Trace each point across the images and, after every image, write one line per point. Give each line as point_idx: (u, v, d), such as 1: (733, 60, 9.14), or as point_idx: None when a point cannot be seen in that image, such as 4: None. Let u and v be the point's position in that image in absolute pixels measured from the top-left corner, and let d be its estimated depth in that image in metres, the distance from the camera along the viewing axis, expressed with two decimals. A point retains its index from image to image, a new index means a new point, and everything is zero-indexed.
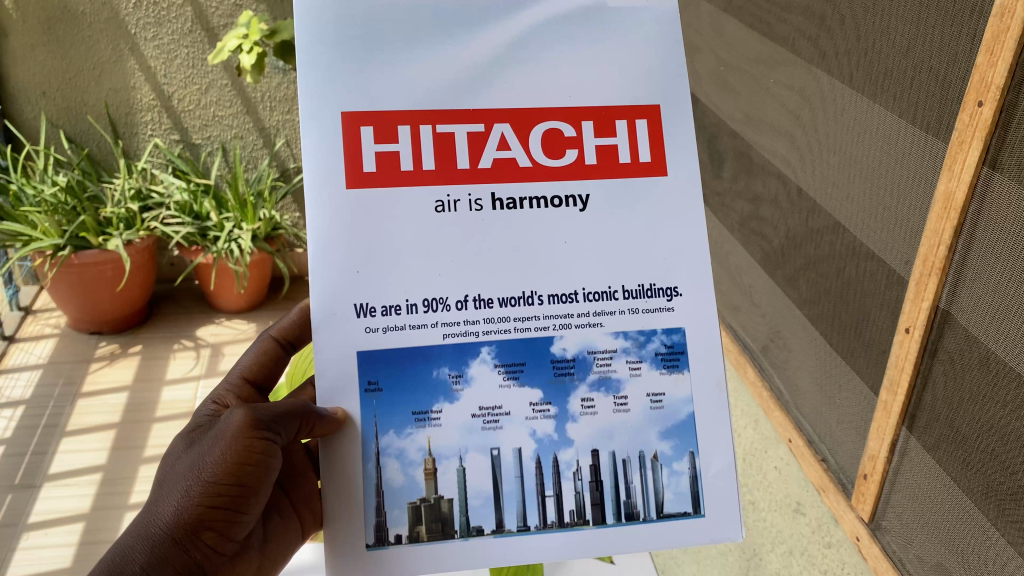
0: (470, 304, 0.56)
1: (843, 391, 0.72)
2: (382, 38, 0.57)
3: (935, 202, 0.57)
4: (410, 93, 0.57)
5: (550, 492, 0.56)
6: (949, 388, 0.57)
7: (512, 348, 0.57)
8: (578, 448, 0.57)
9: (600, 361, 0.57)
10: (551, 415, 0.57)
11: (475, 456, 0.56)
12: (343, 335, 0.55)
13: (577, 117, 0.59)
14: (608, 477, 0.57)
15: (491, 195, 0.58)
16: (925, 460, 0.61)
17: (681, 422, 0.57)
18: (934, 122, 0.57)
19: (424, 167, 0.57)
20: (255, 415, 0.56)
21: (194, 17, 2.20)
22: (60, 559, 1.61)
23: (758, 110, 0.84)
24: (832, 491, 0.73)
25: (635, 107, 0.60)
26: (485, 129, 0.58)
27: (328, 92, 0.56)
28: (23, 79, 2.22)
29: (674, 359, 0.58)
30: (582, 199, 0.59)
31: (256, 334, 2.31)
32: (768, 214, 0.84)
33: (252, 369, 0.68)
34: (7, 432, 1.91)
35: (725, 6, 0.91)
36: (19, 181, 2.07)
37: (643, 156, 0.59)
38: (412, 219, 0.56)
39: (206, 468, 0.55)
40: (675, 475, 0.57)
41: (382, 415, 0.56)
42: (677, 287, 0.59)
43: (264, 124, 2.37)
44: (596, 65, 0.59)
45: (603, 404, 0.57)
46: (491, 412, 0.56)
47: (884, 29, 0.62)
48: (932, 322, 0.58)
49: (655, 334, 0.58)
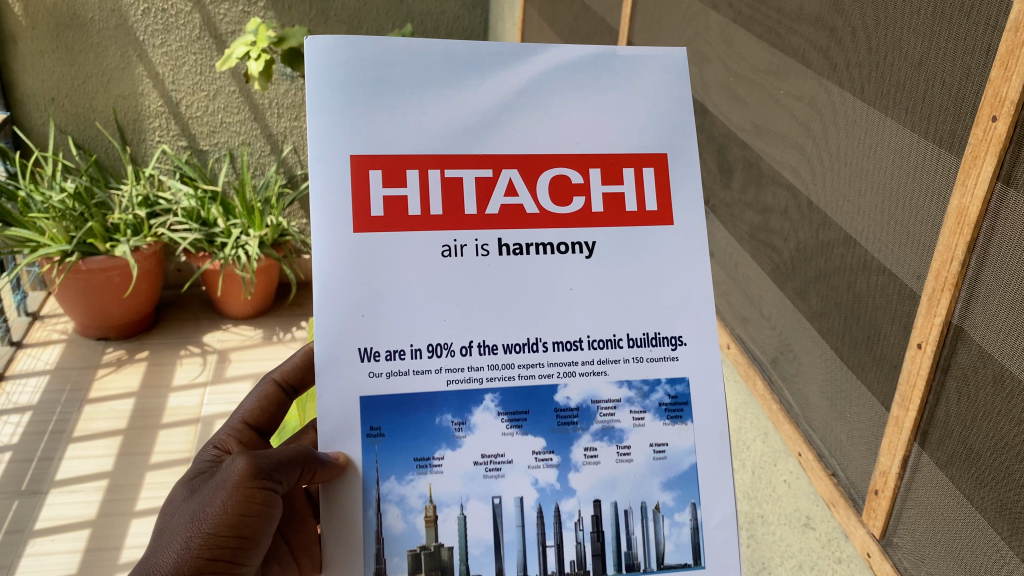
0: (474, 350, 0.57)
1: (854, 406, 0.71)
2: (392, 82, 0.57)
3: (948, 218, 0.56)
4: (419, 137, 0.57)
5: (550, 542, 0.56)
6: (962, 405, 0.56)
7: (515, 396, 0.57)
8: (579, 498, 0.56)
9: (604, 411, 0.57)
10: (554, 465, 0.57)
11: (476, 504, 0.56)
12: (346, 379, 0.55)
13: (586, 164, 0.59)
14: (609, 528, 0.57)
15: (497, 240, 0.57)
16: (936, 475, 0.60)
17: (683, 473, 0.57)
18: (947, 136, 0.56)
19: (431, 213, 0.57)
20: (257, 464, 0.58)
21: (202, 24, 2.23)
22: (66, 566, 1.61)
23: (768, 121, 0.84)
24: (842, 506, 0.72)
25: (644, 155, 0.60)
26: (494, 174, 0.58)
27: (337, 135, 0.56)
28: (32, 86, 2.22)
29: (677, 409, 0.58)
30: (588, 246, 0.58)
31: (262, 340, 2.31)
32: (778, 225, 0.84)
33: (253, 413, 0.68)
34: (14, 438, 1.91)
35: (734, 16, 0.91)
36: (27, 188, 2.09)
37: (649, 205, 0.59)
38: (418, 265, 0.56)
39: (207, 518, 0.55)
40: (675, 526, 0.57)
41: (383, 461, 0.56)
42: (682, 336, 0.58)
43: (272, 130, 2.40)
44: (605, 110, 0.59)
45: (605, 454, 0.57)
46: (494, 460, 0.56)
47: (896, 41, 0.61)
48: (944, 337, 0.58)
49: (660, 383, 0.58)
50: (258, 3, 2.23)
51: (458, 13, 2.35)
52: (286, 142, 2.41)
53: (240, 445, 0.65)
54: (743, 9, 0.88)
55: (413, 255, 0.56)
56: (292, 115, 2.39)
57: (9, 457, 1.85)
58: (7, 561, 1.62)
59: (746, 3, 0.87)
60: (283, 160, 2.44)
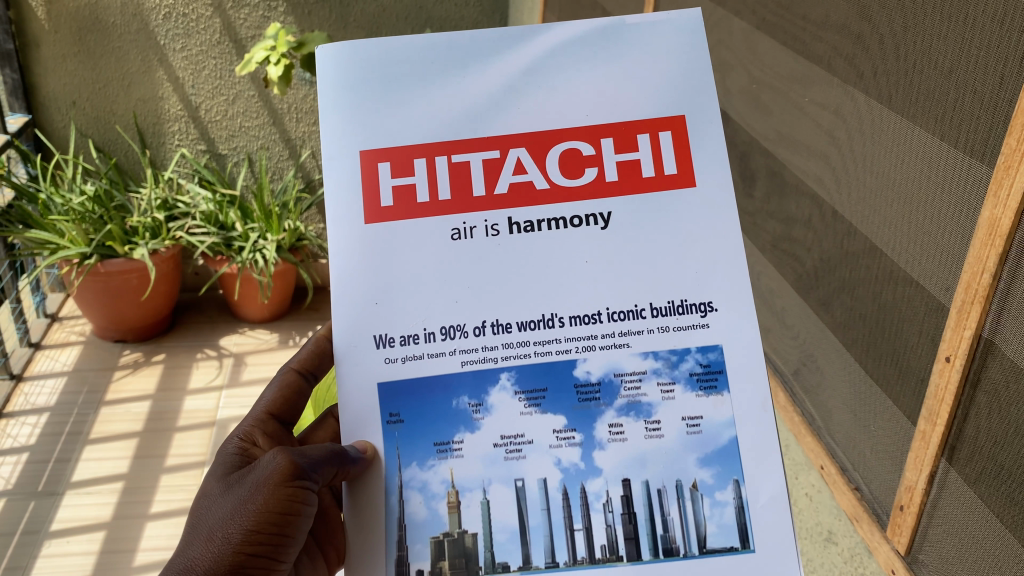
0: (488, 330, 0.56)
1: (878, 418, 0.70)
2: (400, 78, 0.57)
3: (979, 228, 0.55)
4: (428, 126, 0.57)
5: (579, 525, 0.55)
6: (993, 421, 0.55)
7: (533, 373, 0.56)
8: (606, 478, 0.55)
9: (628, 385, 0.56)
10: (577, 444, 0.55)
11: (498, 487, 0.55)
12: (365, 366, 0.55)
13: (597, 135, 0.58)
14: (641, 508, 0.55)
15: (508, 219, 0.57)
16: (964, 492, 0.59)
17: (722, 447, 0.55)
18: (979, 146, 0.55)
19: (440, 197, 0.57)
20: (296, 461, 0.56)
21: (223, 29, 2.23)
22: (81, 568, 1.62)
23: (792, 129, 0.83)
24: (866, 521, 0.71)
25: (658, 119, 0.58)
26: (501, 155, 0.57)
27: (345, 133, 0.57)
28: (54, 88, 2.25)
29: (710, 378, 0.56)
30: (603, 217, 0.57)
31: (279, 344, 2.31)
32: (801, 235, 0.83)
33: (275, 403, 0.68)
34: (31, 439, 1.93)
35: (758, 23, 0.90)
36: (48, 190, 2.11)
37: (667, 168, 0.57)
38: (428, 248, 0.56)
39: (246, 515, 0.55)
40: (717, 506, 0.55)
41: (404, 447, 0.55)
42: (711, 302, 0.56)
43: (290, 135, 2.39)
44: (614, 79, 0.58)
45: (632, 431, 0.55)
46: (513, 441, 0.55)
47: (926, 48, 0.60)
48: (974, 351, 0.56)
49: (689, 352, 0.56)
50: (279, 8, 2.23)
51: (477, 19, 2.32)
52: (304, 146, 2.40)
53: (266, 438, 0.64)
54: (768, 16, 0.87)
55: (423, 240, 0.56)
56: (310, 120, 2.38)
57: (26, 459, 1.87)
58: (23, 562, 1.63)
59: (771, 10, 0.86)
60: (301, 164, 2.42)
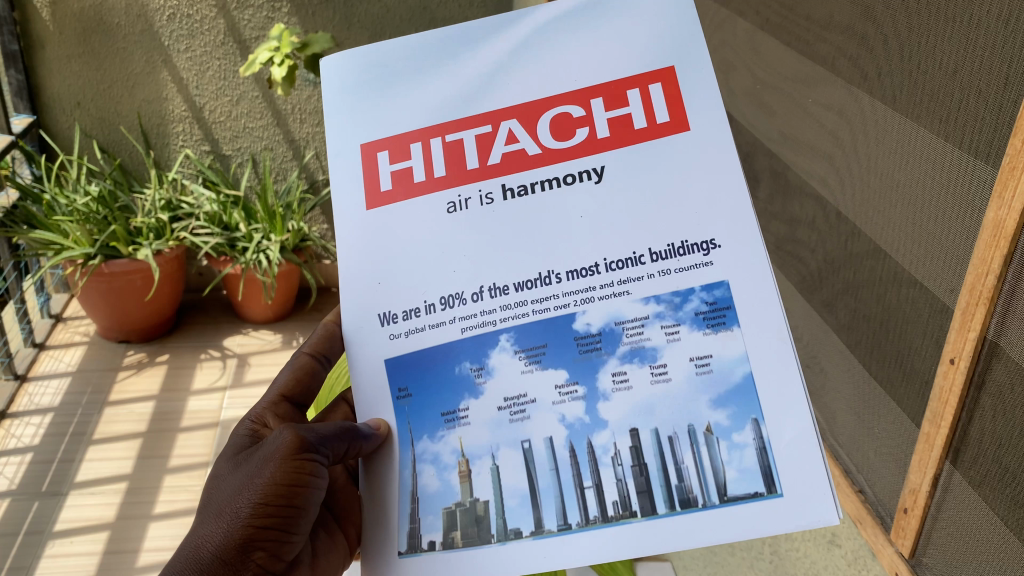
0: (485, 294, 0.55)
1: (882, 420, 0.70)
2: (397, 71, 0.59)
3: (984, 229, 0.54)
4: (422, 110, 0.58)
5: (589, 483, 0.53)
6: (997, 423, 0.54)
7: (531, 331, 0.55)
8: (613, 430, 0.53)
9: (630, 331, 0.54)
10: (580, 397, 0.54)
11: (506, 450, 0.54)
12: (372, 346, 0.57)
13: (587, 96, 0.57)
14: (652, 459, 0.53)
15: (502, 187, 0.57)
16: (968, 496, 0.58)
17: (735, 386, 0.53)
18: (982, 146, 0.55)
19: (435, 175, 0.58)
20: (303, 435, 0.56)
21: (227, 30, 2.22)
22: (84, 568, 1.63)
23: (796, 130, 0.82)
24: (869, 524, 0.70)
25: (648, 72, 0.57)
26: (493, 129, 0.58)
27: (346, 127, 0.59)
28: (59, 89, 2.26)
29: (718, 316, 0.53)
30: (597, 172, 0.56)
31: (282, 345, 2.31)
32: (805, 236, 0.83)
33: (288, 384, 0.67)
34: (35, 439, 1.93)
35: (761, 24, 0.89)
36: (53, 191, 2.11)
37: (660, 117, 0.56)
38: (425, 222, 0.57)
39: (255, 489, 0.55)
40: (736, 449, 0.52)
41: (415, 422, 0.56)
42: (714, 239, 0.54)
43: (294, 136, 2.38)
44: (605, 41, 0.58)
45: (637, 377, 0.54)
46: (517, 402, 0.55)
47: (930, 49, 0.60)
48: (978, 352, 0.55)
49: (694, 293, 0.54)
50: (283, 9, 2.22)
51: None
52: (308, 147, 2.39)
53: (278, 419, 0.64)
54: (771, 17, 0.87)
55: (421, 219, 0.57)
56: (314, 121, 2.36)
57: (30, 458, 1.88)
58: (26, 563, 1.63)
59: (774, 11, 0.86)
60: (306, 165, 2.42)
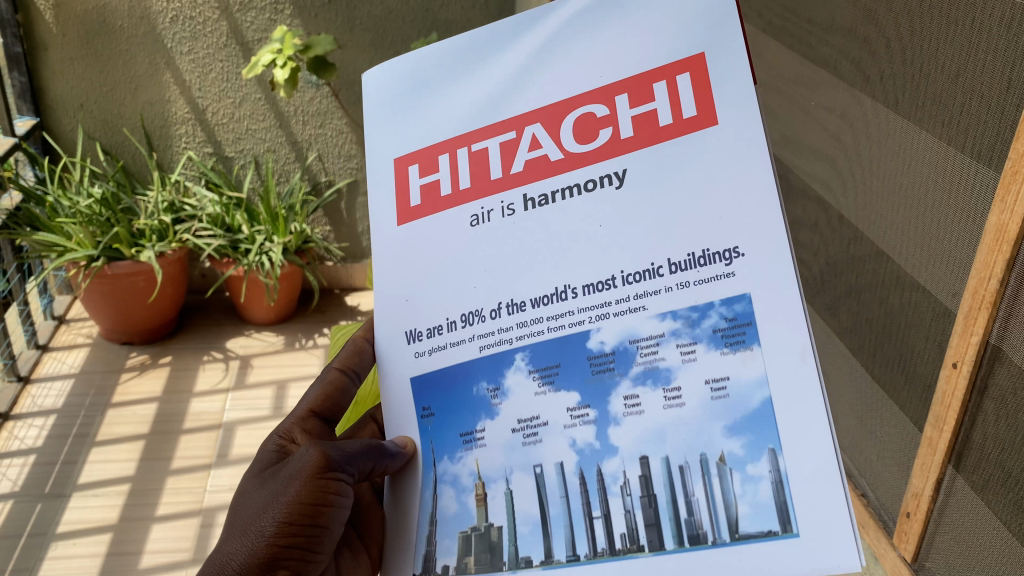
0: (504, 311, 0.54)
1: (885, 424, 0.70)
2: (427, 84, 0.60)
3: (987, 234, 0.54)
4: (451, 121, 0.58)
5: (597, 513, 0.50)
6: (1000, 428, 0.54)
7: (545, 350, 0.53)
8: (623, 457, 0.50)
9: (644, 350, 0.50)
10: (591, 421, 0.51)
11: (520, 475, 0.53)
12: (400, 363, 0.57)
13: (610, 94, 0.54)
14: (662, 491, 0.49)
15: (523, 198, 0.55)
16: (971, 500, 0.58)
17: (752, 412, 0.47)
18: (986, 150, 0.55)
19: (460, 187, 0.57)
20: (329, 453, 0.57)
21: (230, 32, 2.23)
22: (88, 570, 1.63)
23: (799, 133, 0.82)
24: (872, 527, 0.70)
25: (676, 61, 0.52)
26: (517, 135, 0.56)
27: (383, 142, 0.60)
28: (62, 92, 2.26)
29: (737, 333, 0.48)
30: (618, 175, 0.52)
31: (285, 347, 2.32)
32: (807, 238, 0.83)
33: (318, 401, 0.67)
34: (38, 441, 1.94)
35: (763, 26, 0.89)
36: (55, 193, 2.11)
37: (687, 111, 0.51)
38: (449, 236, 0.57)
39: (279, 508, 0.55)
40: (749, 482, 0.47)
41: (438, 442, 0.56)
42: (737, 247, 0.49)
43: (298, 138, 2.38)
44: (630, 33, 0.54)
45: (649, 401, 0.50)
46: (530, 425, 0.53)
47: (933, 52, 0.60)
48: (980, 357, 0.55)
49: (712, 307, 0.49)
50: (285, 12, 2.22)
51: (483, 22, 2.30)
52: (310, 149, 2.40)
53: (306, 436, 0.64)
54: (774, 19, 0.86)
55: (445, 232, 0.57)
56: (316, 122, 2.37)
57: (33, 460, 1.88)
58: (30, 564, 1.63)
59: (776, 13, 0.86)
60: (308, 167, 2.43)
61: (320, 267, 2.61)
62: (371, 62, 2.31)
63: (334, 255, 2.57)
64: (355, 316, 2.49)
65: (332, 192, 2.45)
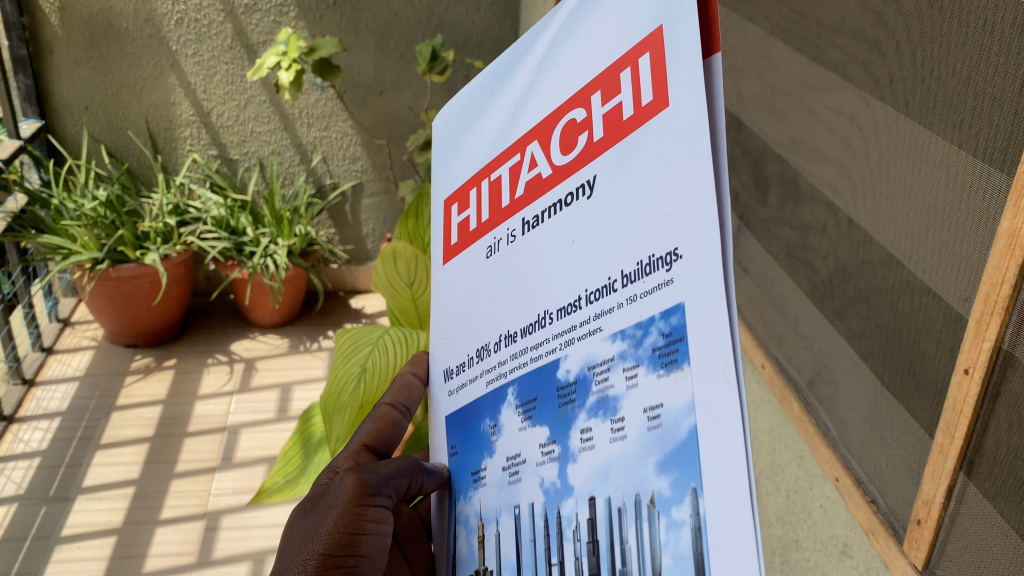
0: (503, 343, 0.51)
1: (895, 430, 0.68)
2: (469, 121, 0.59)
3: (998, 239, 0.53)
4: (478, 155, 0.57)
5: (555, 559, 0.45)
6: (1012, 435, 0.53)
7: (527, 382, 0.49)
8: (576, 498, 0.44)
9: (598, 377, 0.43)
10: (556, 457, 0.46)
11: (505, 517, 0.49)
12: (439, 401, 0.58)
13: (587, 96, 0.47)
14: (604, 535, 0.42)
15: (522, 222, 0.51)
16: (982, 507, 0.57)
17: (681, 445, 0.37)
18: (998, 154, 0.54)
19: (483, 218, 0.55)
20: (366, 479, 0.56)
21: (234, 34, 2.23)
22: (93, 572, 1.63)
23: (807, 137, 0.81)
24: (881, 535, 0.68)
25: (637, 44, 0.43)
26: (520, 157, 0.52)
27: (440, 186, 0.62)
28: (67, 94, 2.26)
29: (671, 351, 0.38)
30: (590, 184, 0.45)
31: (289, 350, 2.32)
32: (816, 243, 0.81)
33: (371, 434, 0.64)
34: (43, 444, 1.94)
35: (771, 28, 0.88)
36: (61, 196, 2.12)
37: (645, 98, 0.42)
38: (474, 269, 0.55)
39: (320, 538, 0.54)
40: (675, 528, 0.37)
41: (457, 477, 0.55)
42: (678, 249, 0.38)
43: (301, 140, 2.39)
44: (610, 22, 0.46)
45: (599, 434, 0.43)
46: (514, 463, 0.49)
47: (944, 55, 0.59)
48: (993, 363, 0.54)
49: (652, 323, 0.40)
50: (290, 14, 2.21)
51: (489, 24, 2.30)
52: (315, 152, 2.41)
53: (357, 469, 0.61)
54: (782, 22, 0.85)
55: (471, 267, 0.56)
56: (321, 125, 2.37)
57: (38, 463, 1.88)
58: (34, 567, 1.63)
59: (785, 15, 0.85)
60: (312, 169, 2.43)
61: (325, 271, 2.60)
62: (377, 64, 2.31)
63: (339, 258, 2.56)
64: (360, 320, 2.49)
65: (337, 195, 2.46)
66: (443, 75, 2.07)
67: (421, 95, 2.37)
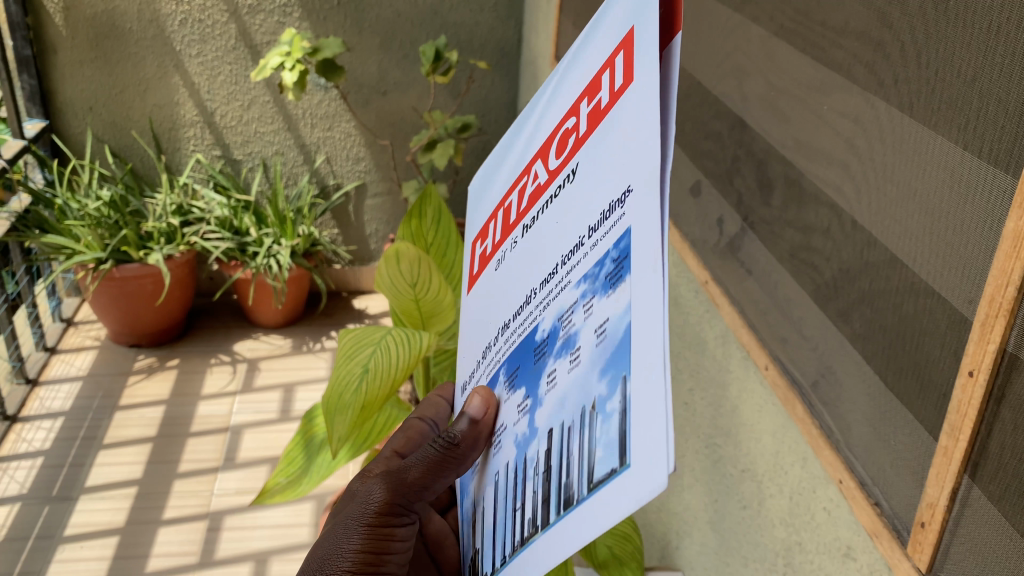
0: (500, 334, 0.52)
1: (899, 433, 0.68)
2: (497, 159, 0.61)
3: (1003, 240, 0.53)
4: (502, 186, 0.59)
5: (518, 502, 0.45)
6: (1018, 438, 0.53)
7: (513, 355, 0.50)
8: (539, 437, 0.44)
9: (566, 321, 0.44)
10: (528, 408, 0.46)
11: (490, 487, 0.50)
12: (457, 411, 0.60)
13: (578, 106, 0.48)
14: (556, 459, 0.41)
15: (524, 229, 0.52)
16: (988, 510, 0.57)
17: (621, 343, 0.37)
18: (1004, 155, 0.54)
19: (498, 239, 0.57)
20: (393, 498, 0.57)
21: (238, 35, 2.23)
22: (95, 572, 1.63)
23: (811, 137, 0.80)
24: (885, 537, 0.68)
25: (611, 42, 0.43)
26: (528, 174, 0.54)
27: (472, 224, 0.64)
28: (71, 94, 2.26)
29: (620, 266, 0.38)
30: (574, 173, 0.46)
31: (291, 350, 2.32)
32: (819, 244, 0.80)
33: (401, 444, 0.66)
34: (46, 443, 1.94)
35: (775, 29, 0.87)
36: (64, 196, 2.14)
37: (616, 85, 0.42)
38: (487, 285, 0.57)
39: (344, 557, 0.56)
40: (609, 420, 0.37)
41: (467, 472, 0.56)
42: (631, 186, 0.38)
43: (304, 141, 2.39)
44: (596, 32, 0.46)
45: (561, 369, 0.43)
46: (500, 432, 0.50)
47: (949, 56, 0.59)
48: (998, 366, 0.54)
49: (607, 254, 0.40)
50: (294, 14, 2.22)
51: (492, 24, 2.31)
52: (319, 152, 2.41)
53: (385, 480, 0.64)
54: (787, 22, 0.85)
55: (486, 283, 0.57)
56: (325, 125, 2.38)
57: (41, 463, 1.88)
58: (37, 567, 1.63)
59: (790, 16, 0.84)
60: (316, 170, 2.43)
61: (327, 271, 2.60)
62: (380, 64, 2.31)
63: (342, 258, 2.56)
64: (362, 320, 2.49)
65: (340, 195, 2.46)
66: (446, 75, 2.07)
67: (423, 96, 2.37)
